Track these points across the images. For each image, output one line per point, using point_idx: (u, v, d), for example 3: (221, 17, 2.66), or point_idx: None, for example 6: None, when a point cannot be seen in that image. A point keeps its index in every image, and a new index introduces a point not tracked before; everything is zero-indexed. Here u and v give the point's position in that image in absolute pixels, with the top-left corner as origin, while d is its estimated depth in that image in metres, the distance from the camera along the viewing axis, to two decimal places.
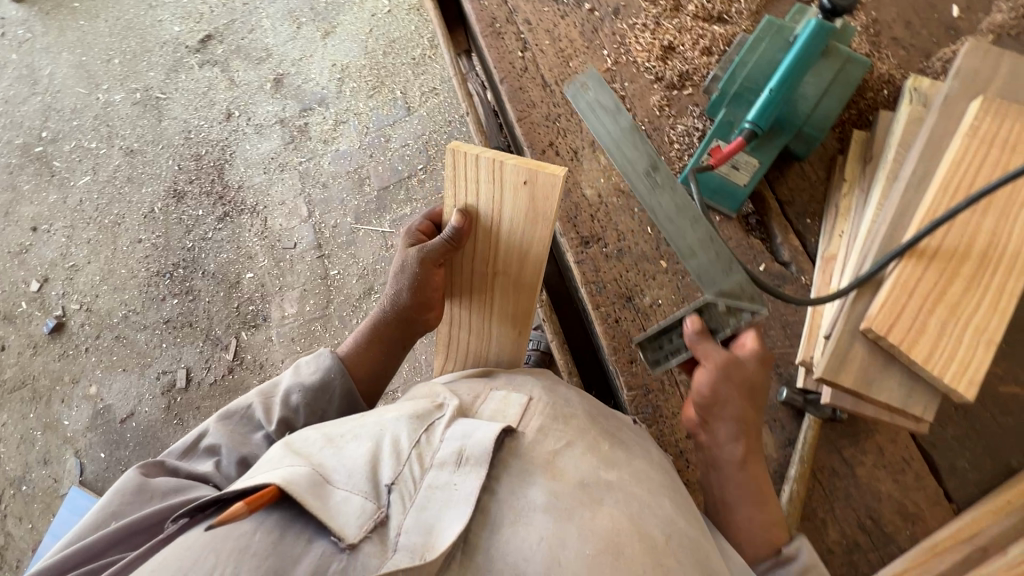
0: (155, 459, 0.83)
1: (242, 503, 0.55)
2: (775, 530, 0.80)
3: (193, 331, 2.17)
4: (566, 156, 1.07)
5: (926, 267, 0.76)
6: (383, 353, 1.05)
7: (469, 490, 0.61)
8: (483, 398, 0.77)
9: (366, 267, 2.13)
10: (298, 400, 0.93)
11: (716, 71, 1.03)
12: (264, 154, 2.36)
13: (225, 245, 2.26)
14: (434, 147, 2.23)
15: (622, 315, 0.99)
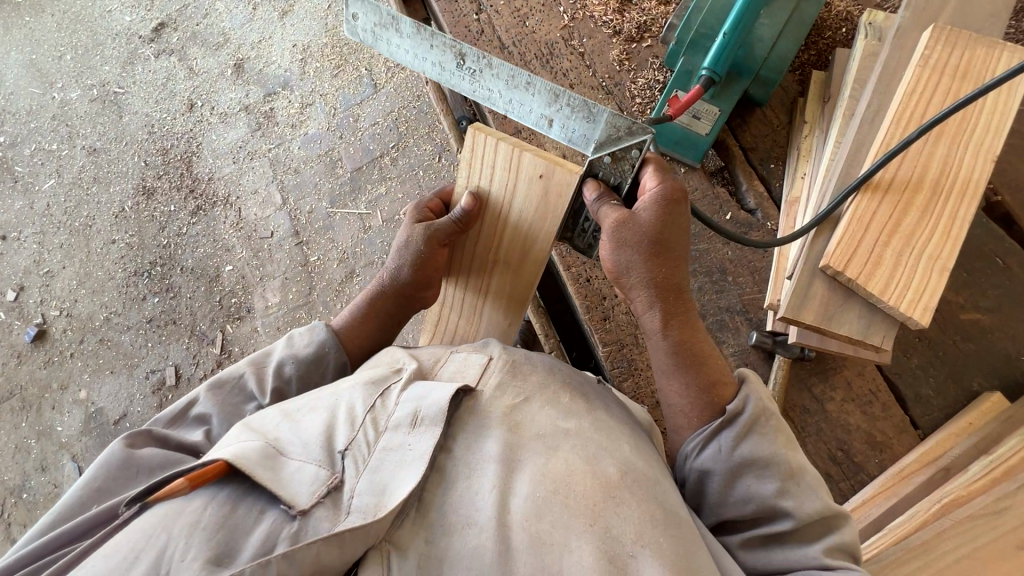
0: (141, 428, 0.81)
1: (183, 479, 0.57)
2: (717, 390, 0.78)
3: (178, 329, 2.16)
4: None
5: (881, 200, 0.77)
6: (377, 328, 1.02)
7: (422, 449, 0.62)
8: (444, 361, 0.79)
9: (346, 250, 2.11)
10: (292, 371, 0.91)
11: (674, 19, 1.01)
12: (232, 143, 2.30)
13: (201, 239, 2.23)
14: (404, 122, 2.18)
15: (593, 275, 1.06)
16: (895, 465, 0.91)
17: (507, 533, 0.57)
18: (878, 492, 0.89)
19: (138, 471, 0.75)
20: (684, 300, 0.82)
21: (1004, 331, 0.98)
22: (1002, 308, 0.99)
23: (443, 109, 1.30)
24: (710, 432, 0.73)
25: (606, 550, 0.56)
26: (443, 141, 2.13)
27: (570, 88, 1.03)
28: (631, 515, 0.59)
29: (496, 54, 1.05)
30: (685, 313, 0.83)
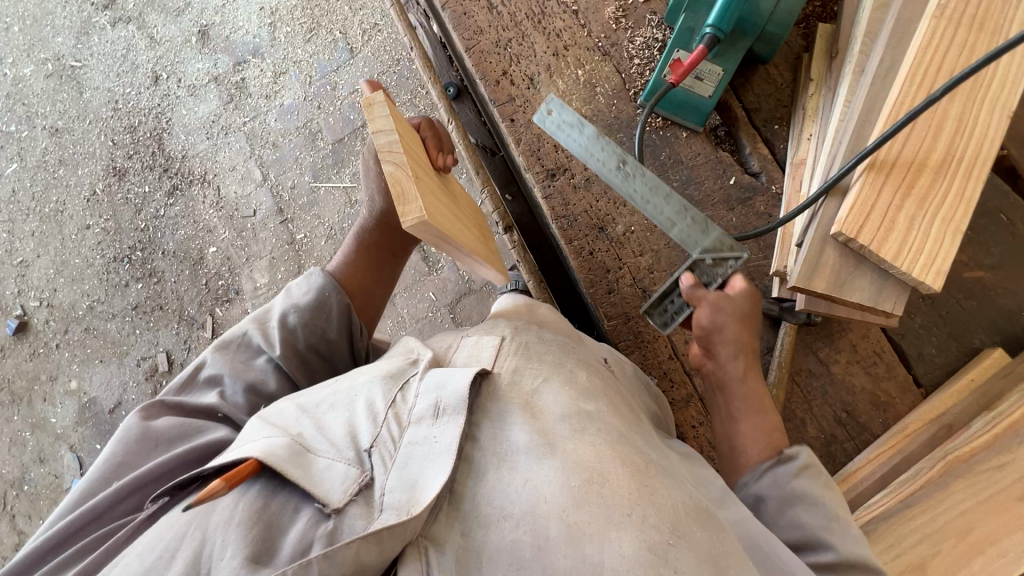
0: (155, 400, 0.85)
1: (220, 480, 0.56)
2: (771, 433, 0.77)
3: (165, 314, 2.11)
4: (521, 85, 0.95)
5: (891, 162, 0.66)
6: (376, 263, 1.06)
7: (449, 440, 0.62)
8: (457, 347, 0.79)
9: (333, 227, 2.05)
10: (294, 319, 0.92)
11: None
12: (203, 117, 2.19)
13: (181, 221, 2.15)
14: (384, 89, 2.08)
15: (596, 247, 0.91)
16: (899, 424, 0.90)
17: (541, 526, 0.56)
18: (882, 453, 0.88)
19: (156, 444, 0.79)
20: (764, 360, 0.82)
21: (1008, 288, 0.96)
22: (1005, 264, 0.97)
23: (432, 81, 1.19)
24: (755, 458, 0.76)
25: (647, 539, 0.55)
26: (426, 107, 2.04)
27: (565, 50, 0.95)
28: (668, 502, 0.59)
29: (484, 13, 0.97)
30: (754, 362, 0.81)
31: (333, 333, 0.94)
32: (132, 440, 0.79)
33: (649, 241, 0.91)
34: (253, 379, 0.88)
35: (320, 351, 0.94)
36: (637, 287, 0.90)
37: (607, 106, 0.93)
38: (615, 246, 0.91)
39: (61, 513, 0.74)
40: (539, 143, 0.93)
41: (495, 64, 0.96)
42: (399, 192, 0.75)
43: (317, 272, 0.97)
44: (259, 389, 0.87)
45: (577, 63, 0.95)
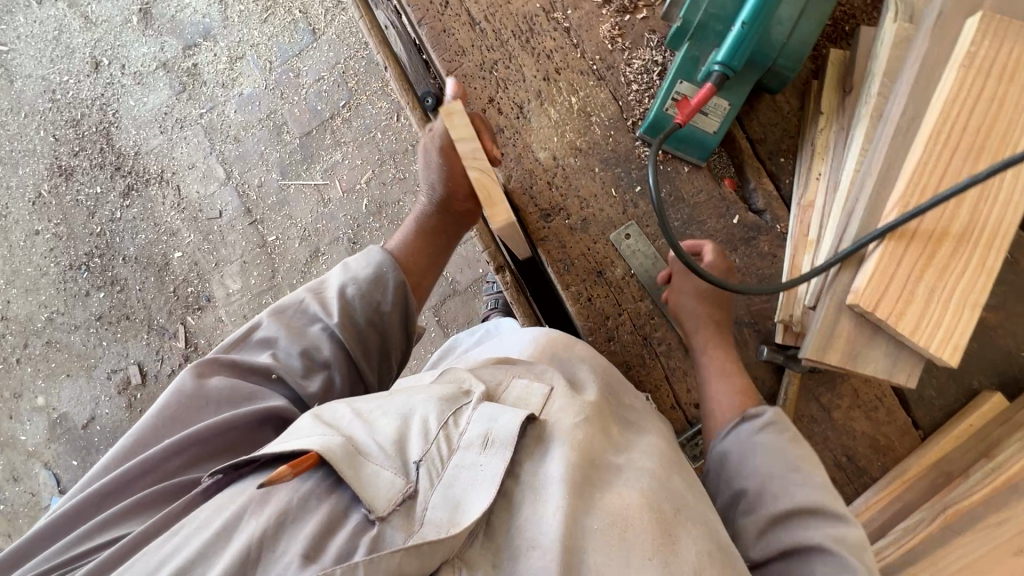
0: (207, 357, 0.82)
1: (286, 467, 0.58)
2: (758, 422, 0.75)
3: (133, 324, 2.00)
4: (510, 114, 0.87)
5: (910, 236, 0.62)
6: (436, 249, 1.00)
7: (494, 472, 0.61)
8: (506, 385, 0.75)
9: (307, 227, 1.94)
10: (353, 292, 0.91)
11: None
12: (154, 109, 2.01)
13: (140, 224, 2.00)
14: (353, 76, 1.93)
15: (594, 293, 0.86)
16: (897, 469, 0.92)
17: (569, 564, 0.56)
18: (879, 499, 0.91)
19: (206, 402, 0.78)
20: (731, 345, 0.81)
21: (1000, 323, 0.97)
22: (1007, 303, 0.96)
23: (409, 102, 1.10)
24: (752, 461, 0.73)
25: None
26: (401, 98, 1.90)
27: (556, 74, 0.87)
28: (694, 547, 0.60)
29: (465, 30, 0.88)
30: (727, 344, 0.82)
31: (389, 306, 0.92)
32: (185, 398, 0.78)
33: (650, 288, 0.86)
34: (309, 345, 0.86)
35: (376, 323, 0.91)
36: (637, 333, 0.87)
37: (604, 138, 0.87)
38: (618, 295, 0.86)
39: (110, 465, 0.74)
40: (531, 180, 0.86)
41: (479, 90, 0.88)
42: (487, 198, 0.73)
43: (376, 248, 0.95)
44: (314, 355, 0.86)
45: (569, 89, 0.87)
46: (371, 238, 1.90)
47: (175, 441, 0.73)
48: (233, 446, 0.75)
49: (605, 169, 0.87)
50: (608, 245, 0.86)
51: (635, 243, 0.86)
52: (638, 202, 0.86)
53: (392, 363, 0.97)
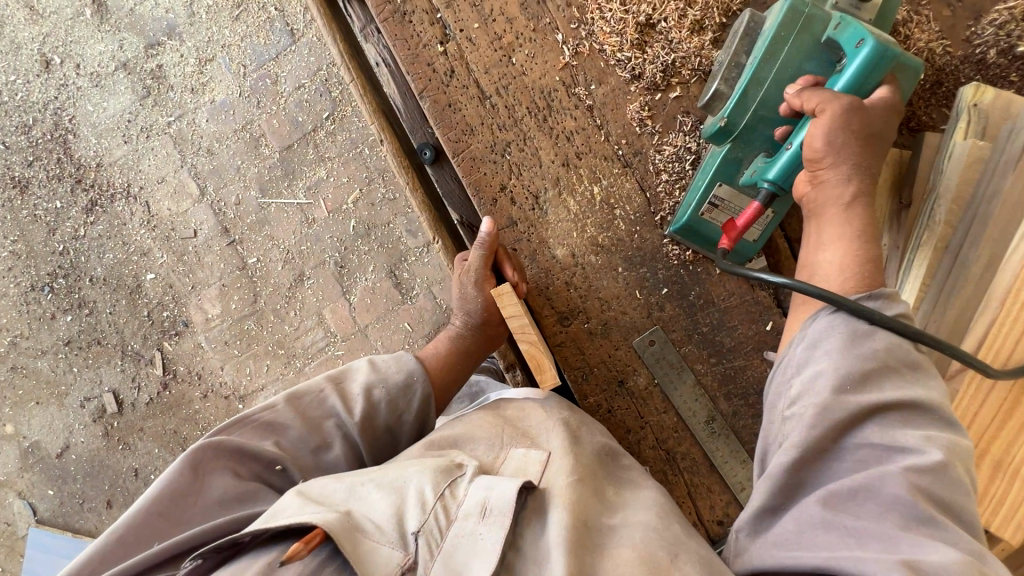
0: (213, 442, 0.82)
1: (301, 543, 0.67)
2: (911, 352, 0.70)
3: (105, 349, 1.88)
4: (527, 204, 1.00)
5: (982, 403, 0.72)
6: (463, 367, 1.03)
7: (494, 541, 0.71)
8: (503, 457, 0.86)
9: (290, 250, 1.81)
10: (379, 395, 0.94)
11: (719, 77, 0.90)
12: (115, 115, 1.83)
13: (107, 242, 1.85)
14: (337, 84, 1.77)
15: (616, 400, 1.01)
16: None
17: None
18: None
19: (200, 497, 0.79)
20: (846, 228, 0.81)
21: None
22: None
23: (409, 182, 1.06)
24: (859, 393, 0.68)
25: None
26: None
27: (577, 159, 0.99)
28: None
29: (474, 106, 1.00)
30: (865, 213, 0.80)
31: (409, 415, 0.95)
32: (183, 487, 0.79)
33: (666, 396, 1.00)
34: (325, 438, 0.90)
35: (393, 428, 0.95)
36: (660, 447, 1.01)
37: (628, 234, 1.00)
38: (635, 402, 1.01)
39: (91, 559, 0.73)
40: (548, 279, 1.01)
41: (488, 174, 1.00)
42: (537, 365, 0.88)
43: (406, 355, 0.99)
44: (324, 453, 0.89)
45: (592, 176, 1.00)
46: (360, 262, 1.79)
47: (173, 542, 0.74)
48: None
49: (629, 268, 1.01)
50: (628, 351, 1.00)
51: (659, 346, 1.00)
52: (659, 309, 1.00)
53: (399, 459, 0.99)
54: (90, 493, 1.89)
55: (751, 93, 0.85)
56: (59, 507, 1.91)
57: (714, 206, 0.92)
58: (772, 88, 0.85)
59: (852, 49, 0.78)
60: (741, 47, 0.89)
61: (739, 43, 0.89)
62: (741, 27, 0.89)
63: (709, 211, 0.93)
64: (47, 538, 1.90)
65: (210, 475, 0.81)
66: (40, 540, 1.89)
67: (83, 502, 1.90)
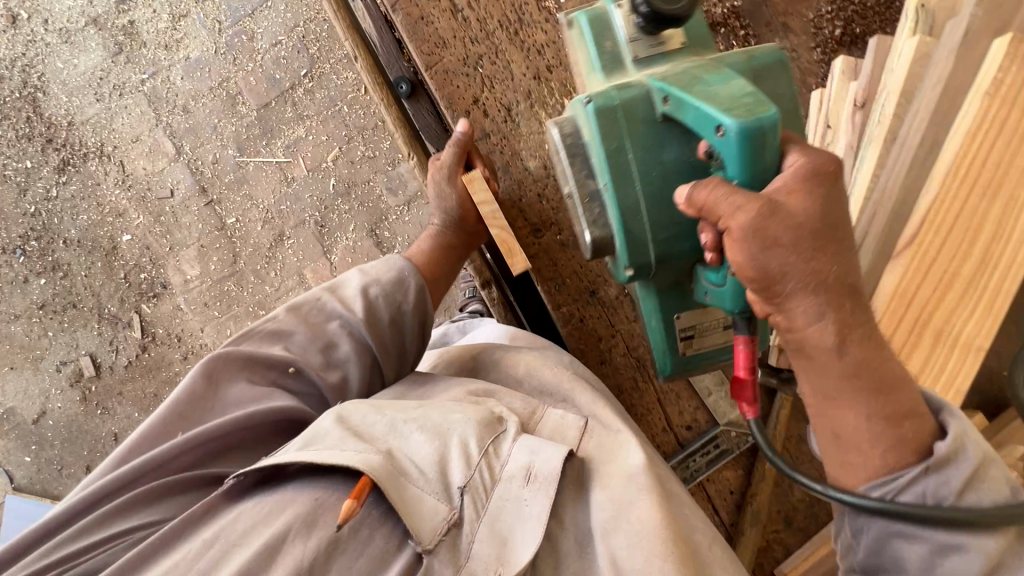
0: (222, 352, 0.81)
1: (355, 499, 0.62)
2: (910, 425, 0.56)
3: (81, 313, 1.85)
4: (499, 116, 1.03)
5: (931, 261, 0.69)
6: (455, 264, 1.02)
7: (539, 510, 0.67)
8: (540, 414, 0.81)
9: (269, 209, 1.80)
10: (377, 292, 0.91)
11: (585, 223, 0.73)
12: (85, 72, 1.80)
13: (80, 203, 1.83)
14: (314, 41, 1.75)
15: (588, 310, 1.05)
16: None
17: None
18: None
19: (216, 404, 0.79)
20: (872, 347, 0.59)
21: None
22: None
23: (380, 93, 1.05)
24: (900, 496, 0.54)
25: None
26: None
27: (548, 72, 1.02)
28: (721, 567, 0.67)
29: (447, 21, 1.01)
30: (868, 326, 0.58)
31: (410, 308, 0.92)
32: (198, 392, 0.78)
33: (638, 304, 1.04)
34: (329, 339, 0.87)
35: (399, 325, 0.92)
36: (629, 355, 1.05)
37: None
38: (608, 314, 1.05)
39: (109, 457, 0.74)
40: (520, 192, 1.04)
41: (461, 88, 1.02)
42: (507, 250, 0.89)
43: (396, 257, 0.95)
44: (334, 355, 0.87)
45: (563, 90, 1.02)
46: (340, 221, 1.78)
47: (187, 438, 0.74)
48: (240, 445, 0.78)
49: None
50: (598, 264, 1.04)
51: None
52: None
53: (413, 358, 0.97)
54: (69, 458, 1.87)
55: (635, 227, 0.68)
56: (37, 474, 1.88)
57: (686, 339, 0.81)
58: (655, 202, 0.68)
59: (718, 136, 0.58)
60: (581, 171, 0.73)
61: (574, 166, 0.73)
62: (563, 143, 0.74)
63: (686, 346, 0.81)
64: (24, 506, 1.87)
65: (223, 381, 0.80)
66: (17, 507, 1.86)
67: (61, 467, 1.87)
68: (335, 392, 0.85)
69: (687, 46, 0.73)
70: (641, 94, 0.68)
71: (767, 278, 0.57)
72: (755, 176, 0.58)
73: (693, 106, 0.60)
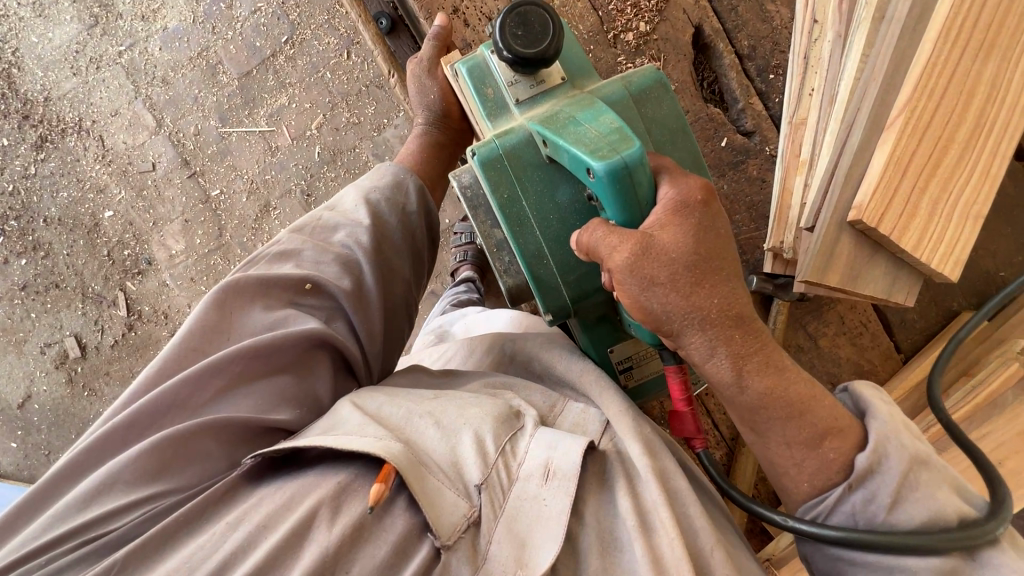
0: (229, 281, 0.79)
1: (381, 483, 0.58)
2: (831, 445, 0.63)
3: (64, 293, 1.80)
4: (478, 26, 1.01)
5: (921, 138, 0.73)
6: (443, 163, 1.07)
7: (559, 510, 0.62)
8: (560, 408, 0.76)
9: (254, 179, 1.75)
10: (378, 199, 0.94)
11: (498, 273, 0.83)
12: (61, 46, 1.78)
13: (60, 180, 1.79)
14: (294, 7, 1.73)
15: None
16: None
17: None
18: None
19: (231, 335, 0.77)
20: (750, 335, 0.63)
21: (988, 249, 1.04)
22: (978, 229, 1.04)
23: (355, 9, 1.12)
24: (830, 517, 0.64)
25: None
26: (349, 31, 1.71)
27: None
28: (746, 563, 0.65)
29: None
30: (762, 353, 0.63)
31: (414, 209, 0.97)
32: (212, 324, 0.76)
33: None
34: (341, 250, 0.87)
35: (408, 225, 0.95)
36: None
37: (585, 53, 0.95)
38: None
39: (127, 397, 0.73)
40: None
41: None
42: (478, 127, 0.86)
43: (388, 164, 1.00)
44: (348, 261, 0.87)
45: None
46: (327, 189, 1.73)
47: (198, 372, 0.72)
48: (255, 373, 0.75)
49: None
50: None
51: None
52: None
53: (423, 263, 1.00)
54: (56, 443, 1.80)
55: (543, 272, 0.76)
56: (23, 460, 1.81)
57: (625, 371, 0.89)
58: (555, 242, 0.75)
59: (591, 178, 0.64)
60: (486, 222, 0.82)
61: (478, 218, 0.82)
62: (465, 195, 0.82)
63: (626, 377, 0.90)
64: None
65: (238, 311, 0.78)
66: None
67: (48, 453, 1.80)
68: (352, 298, 0.84)
69: (569, 80, 0.77)
70: (519, 141, 0.74)
71: (656, 318, 0.63)
72: (631, 211, 0.64)
73: (565, 149, 0.65)
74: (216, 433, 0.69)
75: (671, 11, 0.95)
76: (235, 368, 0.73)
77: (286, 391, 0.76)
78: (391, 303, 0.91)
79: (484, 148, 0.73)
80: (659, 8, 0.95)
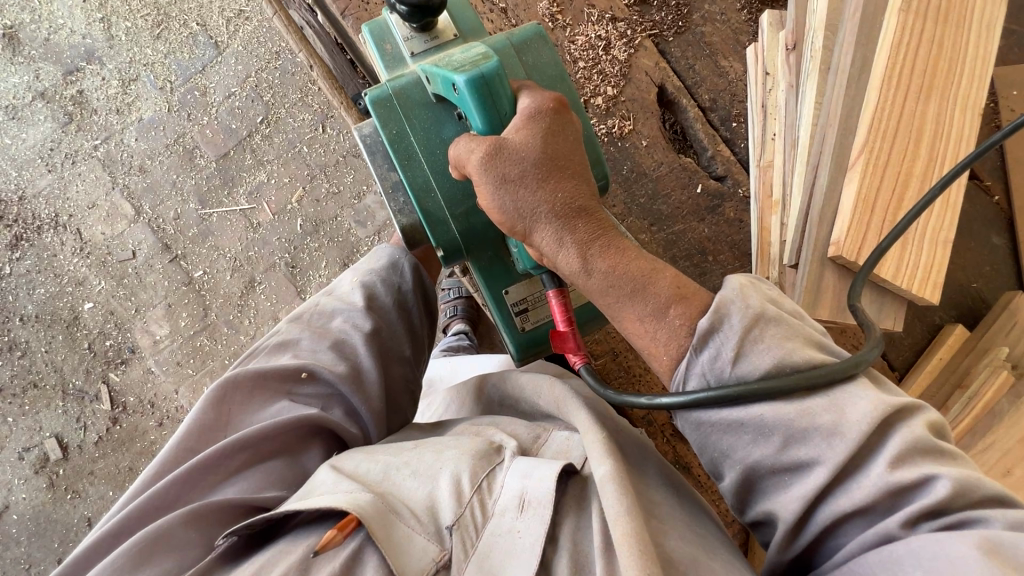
0: (228, 376, 0.78)
1: (335, 529, 0.59)
2: (677, 312, 0.59)
3: (44, 392, 1.73)
4: None
5: (881, 176, 0.80)
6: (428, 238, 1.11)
7: (532, 542, 0.58)
8: (543, 438, 0.73)
9: (237, 256, 1.75)
10: (371, 280, 0.96)
11: (393, 213, 0.84)
12: (36, 145, 1.81)
13: (36, 276, 1.77)
14: (267, 89, 1.79)
15: None
16: None
17: None
18: None
19: (227, 431, 0.76)
20: (596, 220, 0.63)
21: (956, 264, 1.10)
22: None
23: (340, 101, 1.17)
24: (688, 383, 0.58)
25: None
26: (323, 106, 1.77)
27: None
28: None
29: None
30: (605, 235, 0.63)
31: (409, 287, 0.99)
32: (208, 423, 0.76)
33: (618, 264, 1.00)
34: (336, 337, 0.88)
35: (403, 303, 0.97)
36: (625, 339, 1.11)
37: None
38: None
39: (119, 504, 0.71)
40: None
41: None
42: None
43: (383, 246, 1.02)
44: (343, 346, 0.88)
45: None
46: (311, 259, 1.73)
47: (191, 470, 0.70)
48: (248, 466, 0.74)
49: None
50: None
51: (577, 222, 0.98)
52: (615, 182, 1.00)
53: (422, 340, 1.00)
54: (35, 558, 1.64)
55: (431, 205, 0.78)
56: None
57: (522, 314, 0.87)
58: (441, 174, 0.78)
59: (457, 95, 0.68)
60: (383, 166, 0.84)
61: (375, 162, 0.84)
62: (365, 144, 0.85)
63: (524, 321, 0.87)
64: None
65: (235, 407, 0.78)
66: None
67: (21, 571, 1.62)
68: (349, 382, 0.83)
69: (461, 36, 0.84)
70: (409, 82, 0.79)
71: (512, 217, 0.64)
72: (493, 121, 0.67)
73: (437, 74, 0.71)
74: (198, 521, 0.66)
75: (634, 74, 1.02)
76: (227, 461, 0.72)
77: (276, 475, 0.74)
78: (389, 383, 0.91)
79: (379, 87, 0.79)
80: (623, 72, 1.02)
